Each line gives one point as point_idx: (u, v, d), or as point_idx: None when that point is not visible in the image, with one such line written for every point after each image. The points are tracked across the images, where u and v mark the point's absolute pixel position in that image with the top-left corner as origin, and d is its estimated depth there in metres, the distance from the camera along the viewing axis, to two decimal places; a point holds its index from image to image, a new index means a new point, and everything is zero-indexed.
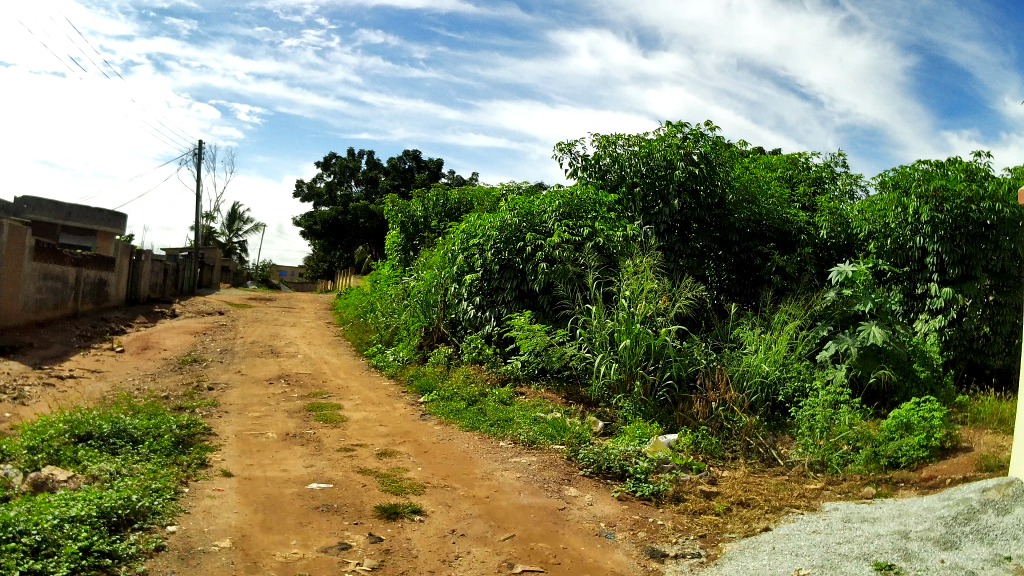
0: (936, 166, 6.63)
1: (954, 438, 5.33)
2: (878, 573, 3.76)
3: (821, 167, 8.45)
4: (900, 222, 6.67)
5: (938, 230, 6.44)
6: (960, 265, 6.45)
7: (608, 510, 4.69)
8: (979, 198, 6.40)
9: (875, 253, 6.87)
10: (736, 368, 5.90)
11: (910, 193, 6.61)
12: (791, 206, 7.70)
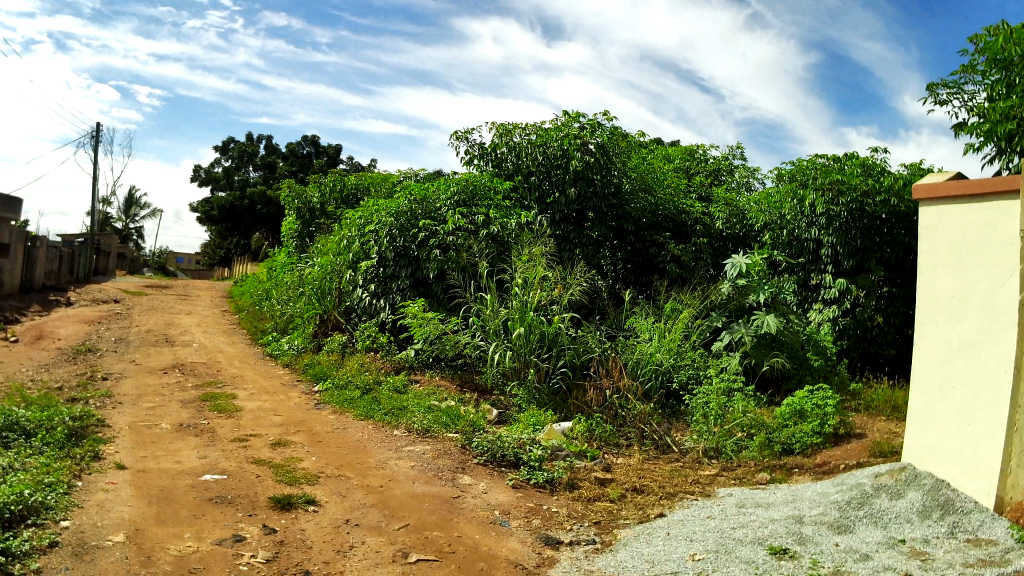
0: (834, 160, 6.73)
1: (847, 425, 5.45)
2: (772, 556, 3.84)
3: (719, 159, 8.65)
4: (795, 214, 6.80)
5: (833, 222, 6.57)
6: (854, 256, 6.56)
7: (502, 498, 4.65)
8: (875, 192, 6.53)
9: (770, 243, 7.00)
10: (630, 356, 5.95)
11: (807, 186, 6.72)
12: (688, 196, 7.78)
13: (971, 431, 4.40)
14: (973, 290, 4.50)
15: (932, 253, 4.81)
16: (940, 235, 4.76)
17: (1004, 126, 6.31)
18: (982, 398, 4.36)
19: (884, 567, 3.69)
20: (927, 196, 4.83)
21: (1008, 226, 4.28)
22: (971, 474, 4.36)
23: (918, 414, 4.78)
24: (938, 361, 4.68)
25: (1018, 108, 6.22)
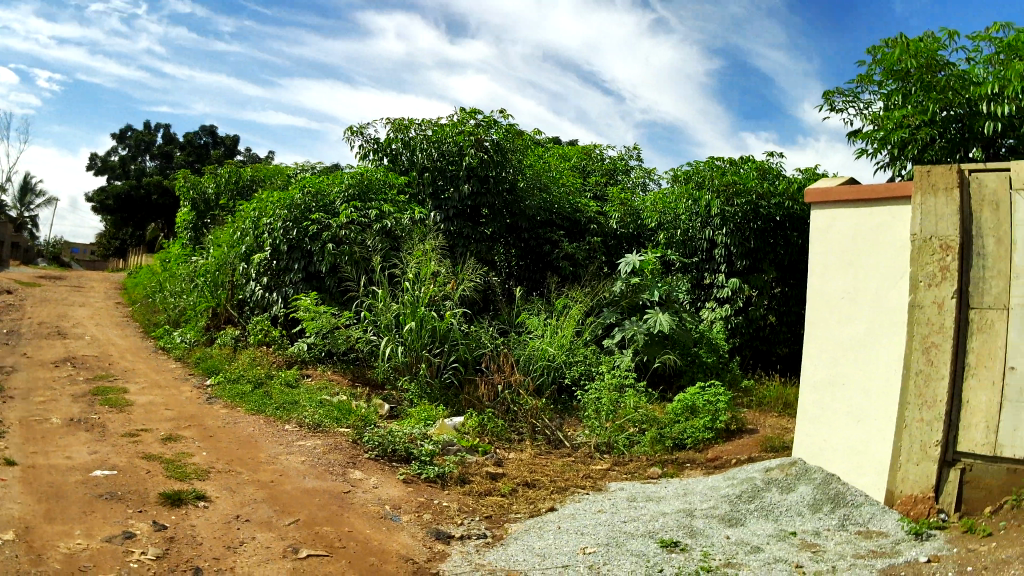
0: (730, 162, 6.84)
1: (740, 420, 5.53)
2: (663, 549, 3.96)
3: (615, 159, 8.84)
4: (690, 214, 6.94)
5: (728, 223, 6.72)
6: (747, 257, 6.79)
7: (393, 493, 4.65)
8: (770, 195, 6.68)
9: (664, 243, 7.17)
10: (522, 352, 6.04)
11: (702, 186, 6.79)
12: (583, 194, 7.93)
13: (860, 428, 4.56)
14: (862, 293, 4.65)
15: (821, 255, 4.89)
16: (830, 239, 4.86)
17: (897, 135, 6.00)
18: (871, 396, 4.53)
19: (775, 559, 3.78)
20: (819, 200, 4.91)
21: (898, 232, 4.48)
22: (861, 469, 4.53)
23: (806, 410, 4.88)
24: (827, 360, 4.79)
25: (911, 117, 5.94)
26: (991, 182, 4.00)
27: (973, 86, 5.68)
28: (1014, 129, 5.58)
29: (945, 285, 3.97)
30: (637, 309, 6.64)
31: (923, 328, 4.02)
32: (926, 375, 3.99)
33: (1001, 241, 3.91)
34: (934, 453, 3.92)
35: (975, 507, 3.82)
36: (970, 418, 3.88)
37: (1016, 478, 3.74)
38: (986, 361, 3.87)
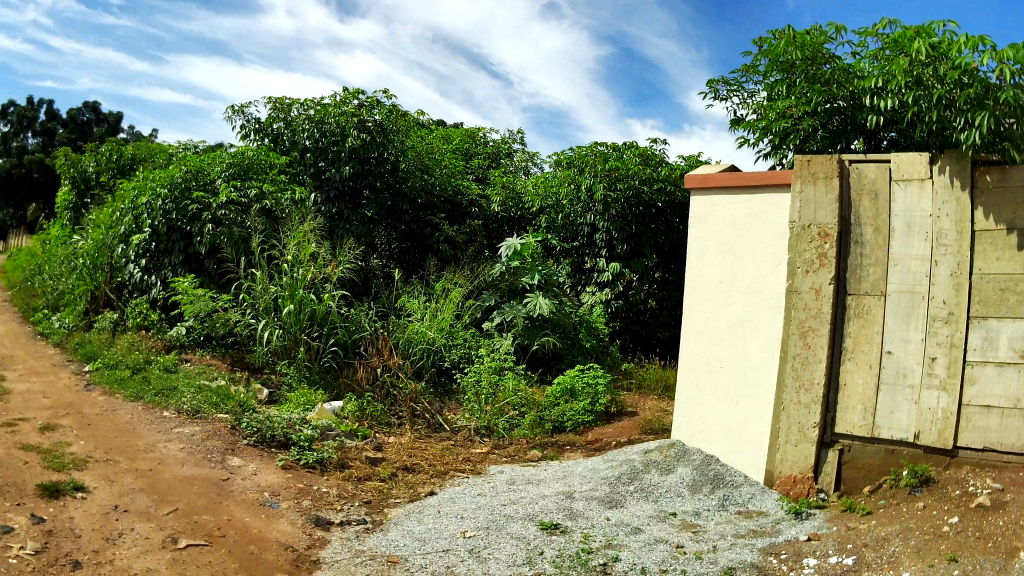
0: (613, 148, 6.88)
1: (619, 402, 5.70)
2: (544, 532, 3.95)
3: (501, 142, 8.94)
4: (572, 198, 7.01)
5: (610, 208, 6.72)
6: (628, 240, 6.83)
7: (272, 479, 4.51)
8: (652, 180, 6.76)
9: (546, 227, 7.21)
10: (400, 335, 5.97)
11: (584, 171, 6.87)
12: (465, 177, 8.01)
13: (739, 410, 4.57)
14: (741, 276, 4.62)
15: (699, 239, 4.81)
16: (709, 223, 4.77)
17: (778, 125, 5.35)
18: (750, 378, 4.54)
19: (655, 539, 3.86)
20: (700, 185, 4.80)
21: (778, 218, 4.48)
22: (740, 450, 4.56)
23: (683, 392, 4.83)
24: (705, 344, 4.74)
25: (795, 108, 5.26)
26: (870, 171, 4.25)
27: (859, 77, 4.95)
28: (898, 122, 4.90)
29: (823, 271, 4.23)
30: (518, 293, 6.75)
31: (800, 312, 4.29)
32: (803, 358, 4.27)
33: (879, 229, 4.18)
34: (811, 434, 4.23)
35: (854, 486, 4.17)
36: (846, 400, 4.20)
37: (892, 458, 4.09)
38: (862, 345, 4.17)
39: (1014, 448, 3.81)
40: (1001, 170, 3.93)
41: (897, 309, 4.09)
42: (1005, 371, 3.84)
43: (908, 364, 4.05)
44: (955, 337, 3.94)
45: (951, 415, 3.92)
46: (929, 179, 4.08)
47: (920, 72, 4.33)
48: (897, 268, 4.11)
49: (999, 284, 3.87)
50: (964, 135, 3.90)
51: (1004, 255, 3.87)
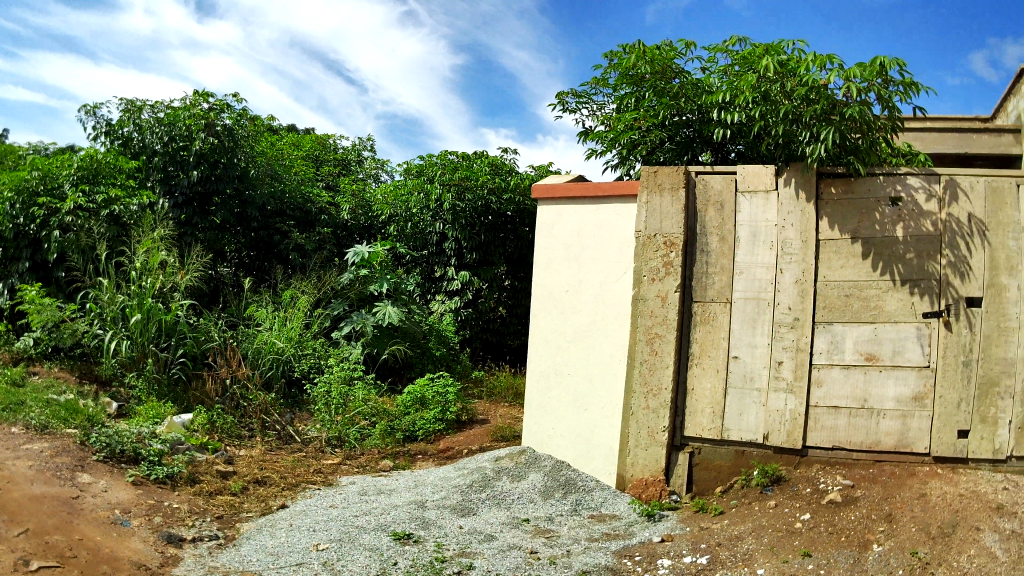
0: (463, 158, 7.00)
1: (470, 411, 5.89)
2: (396, 543, 3.79)
3: (350, 148, 9.18)
4: (421, 207, 6.98)
5: (458, 218, 6.86)
6: (476, 250, 7.01)
7: (123, 496, 4.21)
8: (501, 190, 6.96)
9: (394, 235, 7.27)
10: (248, 345, 5.92)
11: (433, 180, 6.91)
12: (315, 184, 8.07)
13: (588, 415, 4.58)
14: (587, 284, 4.66)
15: (546, 248, 4.82)
16: (557, 232, 4.80)
17: (626, 136, 5.39)
18: (598, 384, 4.57)
19: (509, 545, 3.73)
20: (547, 195, 4.82)
21: (624, 228, 4.54)
22: (590, 455, 4.56)
23: (533, 399, 4.80)
24: (552, 350, 4.76)
25: (643, 120, 5.30)
26: (716, 183, 4.32)
27: (707, 92, 4.97)
28: (744, 135, 4.88)
29: (668, 279, 4.27)
30: (367, 301, 6.80)
31: (646, 319, 4.31)
32: (650, 363, 4.29)
33: (724, 239, 4.26)
34: (661, 438, 4.25)
35: (706, 487, 4.21)
36: (695, 404, 4.25)
37: (742, 459, 4.19)
38: (709, 350, 4.23)
39: (861, 446, 4.04)
40: (845, 182, 4.13)
41: (743, 314, 4.18)
42: (851, 373, 4.05)
43: (755, 368, 4.15)
44: (801, 341, 4.09)
45: (800, 416, 4.07)
46: (774, 191, 4.21)
47: (768, 87, 4.34)
48: (743, 276, 4.20)
49: (845, 291, 4.07)
50: (810, 147, 4.02)
51: (848, 263, 4.08)
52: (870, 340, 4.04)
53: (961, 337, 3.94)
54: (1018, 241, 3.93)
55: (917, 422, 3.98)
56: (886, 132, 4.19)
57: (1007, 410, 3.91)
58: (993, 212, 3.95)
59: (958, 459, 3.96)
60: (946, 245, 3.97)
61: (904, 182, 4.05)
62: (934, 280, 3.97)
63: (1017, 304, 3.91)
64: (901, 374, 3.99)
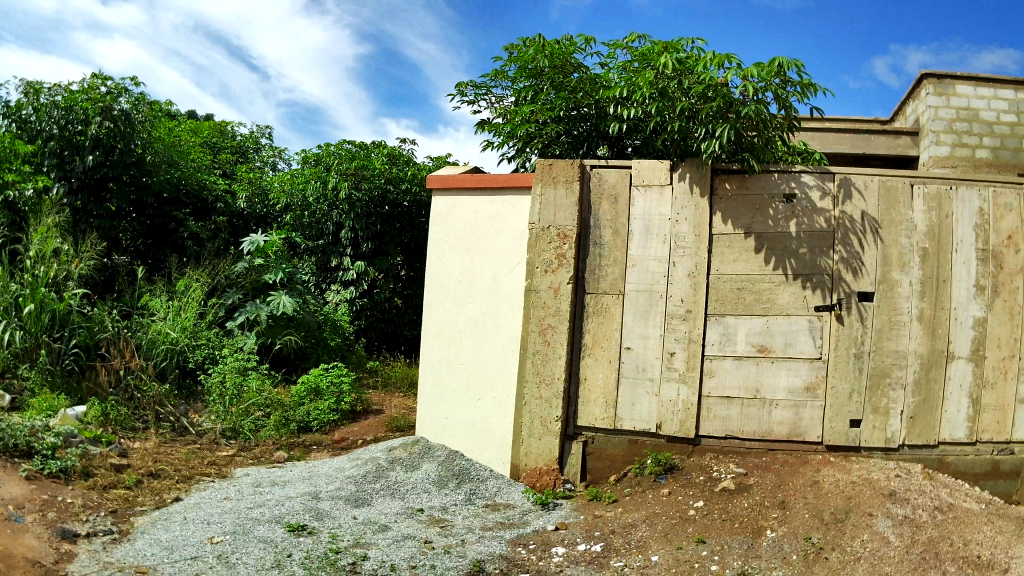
0: (360, 147, 7.14)
1: (364, 401, 5.90)
2: (291, 534, 3.58)
3: (247, 135, 9.10)
4: (318, 196, 7.04)
5: (355, 207, 6.96)
6: (371, 240, 7.11)
7: (15, 491, 3.89)
8: (397, 180, 7.13)
9: (290, 223, 7.23)
10: (142, 335, 5.79)
11: (330, 169, 6.99)
12: (212, 172, 7.97)
13: (481, 405, 4.57)
14: (480, 275, 4.63)
15: (440, 239, 4.75)
16: (451, 223, 4.74)
17: (523, 129, 5.43)
18: (490, 375, 4.56)
19: (403, 535, 3.64)
20: (442, 186, 4.75)
21: (518, 220, 4.53)
22: (484, 444, 4.56)
23: (425, 389, 4.73)
24: (445, 342, 4.69)
25: (539, 113, 5.36)
26: (611, 177, 4.37)
27: (604, 88, 5.08)
28: (639, 131, 5.02)
29: (561, 271, 4.30)
30: (262, 290, 6.77)
31: (539, 310, 4.33)
32: (543, 354, 4.32)
33: (617, 233, 4.32)
34: (554, 427, 4.29)
35: (599, 476, 4.33)
36: (587, 394, 4.33)
37: (635, 448, 4.30)
38: (602, 342, 4.31)
39: (754, 435, 4.19)
40: (740, 179, 4.26)
41: (636, 306, 4.27)
42: (743, 365, 4.19)
43: (647, 359, 4.25)
44: (693, 333, 4.20)
45: (692, 406, 4.20)
46: (669, 185, 4.28)
47: (665, 84, 4.28)
48: (635, 268, 4.28)
49: (737, 284, 4.21)
50: (705, 143, 4.07)
51: (740, 257, 4.21)
52: (763, 333, 4.18)
53: (852, 330, 4.14)
54: (909, 239, 4.17)
55: (810, 412, 4.16)
56: (783, 130, 4.21)
57: (897, 400, 4.15)
58: (886, 210, 4.18)
59: (851, 448, 4.17)
60: (839, 242, 4.17)
61: (798, 180, 4.22)
62: (826, 275, 4.16)
63: (907, 298, 4.16)
64: (794, 365, 4.17)
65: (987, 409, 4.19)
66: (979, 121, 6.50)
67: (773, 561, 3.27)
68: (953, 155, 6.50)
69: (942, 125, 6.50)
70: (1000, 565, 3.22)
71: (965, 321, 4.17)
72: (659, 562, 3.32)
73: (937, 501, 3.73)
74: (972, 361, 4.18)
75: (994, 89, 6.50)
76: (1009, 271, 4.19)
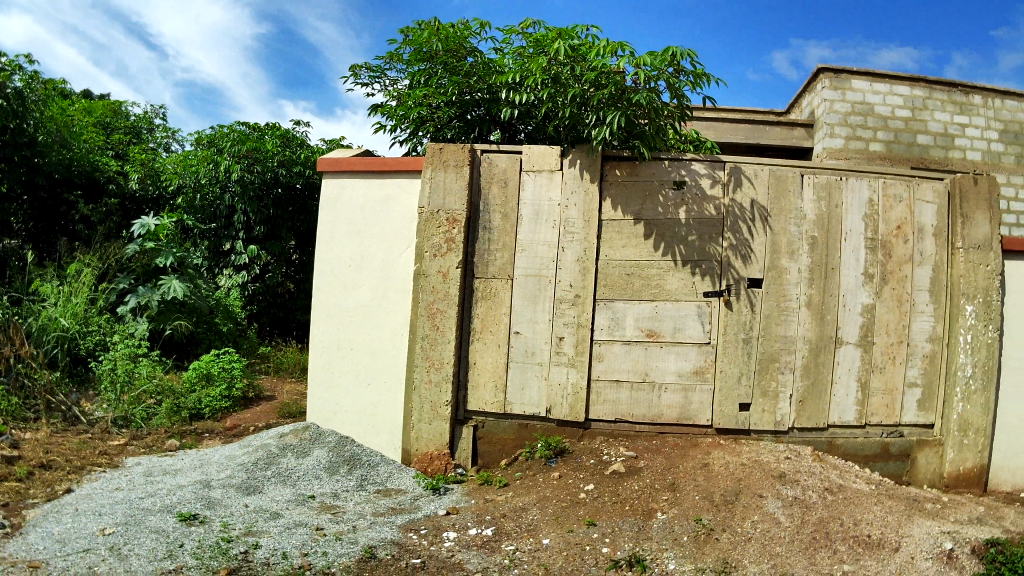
0: (253, 129, 7.20)
1: (256, 388, 5.97)
2: (184, 524, 3.36)
3: (140, 115, 8.86)
4: (211, 179, 7.04)
5: (247, 190, 7.00)
6: (264, 224, 7.17)
7: None
8: (290, 163, 7.20)
9: (182, 206, 7.14)
10: (31, 321, 5.56)
11: (223, 152, 7.02)
12: (104, 153, 7.73)
13: (370, 391, 4.48)
14: (370, 259, 4.51)
15: (328, 223, 4.57)
16: (340, 208, 4.57)
17: (413, 113, 5.14)
18: (381, 359, 4.47)
19: (294, 523, 3.50)
20: (331, 169, 4.56)
21: (408, 204, 4.45)
22: (376, 430, 4.47)
23: (314, 375, 4.57)
24: (335, 327, 4.54)
25: (431, 98, 5.05)
26: (501, 162, 4.36)
27: (495, 73, 4.85)
28: (532, 117, 5.02)
29: (450, 255, 4.27)
30: (152, 275, 6.60)
31: (428, 295, 4.29)
32: (432, 339, 4.29)
33: (507, 217, 4.32)
34: (444, 412, 4.26)
35: (490, 460, 4.34)
36: (477, 378, 4.32)
37: (526, 432, 4.32)
38: (490, 326, 4.31)
39: (644, 418, 4.27)
40: (630, 165, 4.30)
41: (524, 291, 4.28)
42: (632, 349, 4.26)
43: (536, 343, 4.27)
44: (581, 318, 4.24)
45: (581, 390, 4.23)
46: (559, 171, 4.30)
47: (556, 71, 4.16)
48: (524, 253, 4.30)
49: (626, 270, 4.27)
50: (596, 131, 4.08)
51: (629, 244, 4.28)
52: (651, 318, 4.25)
53: (740, 315, 4.24)
54: (798, 227, 4.29)
55: (698, 396, 4.26)
56: (675, 118, 4.22)
57: (786, 384, 4.27)
58: (776, 199, 4.28)
59: (740, 430, 4.28)
60: (727, 229, 4.26)
61: (688, 167, 4.28)
62: (715, 261, 4.25)
63: (795, 285, 4.27)
64: (683, 350, 4.25)
65: (875, 393, 4.34)
66: (873, 116, 6.59)
67: (665, 543, 3.30)
68: (847, 147, 6.58)
69: (837, 118, 6.55)
70: (891, 544, 3.34)
71: (853, 308, 4.31)
72: (550, 545, 3.28)
73: (826, 482, 3.86)
74: (860, 347, 4.32)
75: (889, 85, 6.61)
76: (898, 260, 4.35)
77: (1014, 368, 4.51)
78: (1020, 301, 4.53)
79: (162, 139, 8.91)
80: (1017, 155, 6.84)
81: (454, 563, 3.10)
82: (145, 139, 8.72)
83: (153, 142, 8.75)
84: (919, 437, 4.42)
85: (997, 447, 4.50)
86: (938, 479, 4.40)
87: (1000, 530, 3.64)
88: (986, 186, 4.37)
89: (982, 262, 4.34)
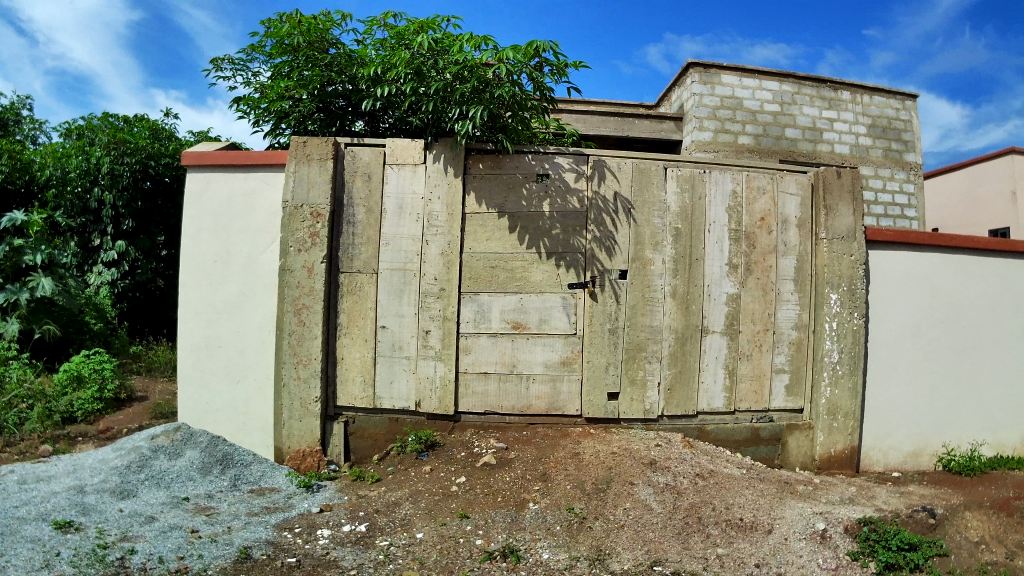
0: (123, 121, 7.02)
1: (128, 388, 5.76)
2: (59, 533, 3.13)
3: (7, 106, 8.48)
4: (81, 171, 6.77)
5: (117, 183, 6.77)
6: (133, 218, 6.95)
7: None
8: (159, 155, 6.97)
9: (52, 200, 6.88)
10: None
11: (94, 142, 6.76)
12: None
13: (240, 388, 4.31)
14: (235, 255, 4.32)
15: (193, 217, 4.34)
16: (205, 201, 4.34)
17: (274, 107, 4.63)
18: (249, 358, 4.31)
19: (169, 526, 3.32)
20: (196, 163, 4.33)
21: (272, 197, 4.31)
22: (246, 428, 4.31)
23: (183, 375, 4.33)
24: (202, 324, 4.33)
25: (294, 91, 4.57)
26: (365, 155, 4.31)
27: (360, 65, 4.45)
28: (396, 108, 4.59)
29: (315, 250, 4.18)
30: (19, 275, 6.21)
31: (293, 290, 4.18)
32: (298, 335, 4.18)
33: (370, 211, 4.28)
34: (315, 408, 4.18)
35: (362, 455, 4.27)
36: (345, 373, 4.27)
37: (396, 426, 4.28)
38: (356, 321, 4.27)
39: (514, 409, 4.31)
40: (493, 159, 4.33)
41: (389, 286, 4.27)
42: (499, 341, 4.30)
43: (402, 337, 4.27)
44: (447, 311, 4.26)
45: (449, 382, 4.25)
46: (422, 165, 4.30)
47: (420, 63, 4.12)
48: (388, 247, 4.27)
49: (490, 263, 4.30)
50: (459, 125, 4.05)
51: (494, 237, 4.31)
52: (516, 310, 4.31)
53: (606, 306, 4.34)
54: (661, 219, 4.41)
55: (566, 386, 4.33)
56: (537, 110, 4.26)
57: (654, 372, 4.38)
58: (640, 192, 4.39)
59: (610, 419, 4.36)
60: (592, 221, 4.35)
61: (552, 161, 4.35)
62: (580, 254, 4.33)
63: (660, 276, 4.39)
64: (549, 341, 4.33)
65: (743, 380, 4.49)
66: (741, 109, 6.79)
67: (538, 532, 3.34)
68: (715, 141, 6.74)
69: (705, 112, 6.71)
70: (763, 526, 3.47)
71: (718, 298, 4.46)
72: (425, 539, 3.27)
73: (698, 467, 3.99)
74: (727, 336, 4.47)
75: (757, 81, 6.85)
76: (762, 250, 4.52)
77: (879, 353, 4.73)
78: (884, 288, 4.75)
79: (30, 131, 8.58)
80: (883, 149, 7.19)
81: (330, 560, 3.05)
82: (12, 132, 8.38)
83: (20, 134, 8.47)
84: (789, 421, 4.57)
85: (867, 429, 4.72)
86: (810, 461, 4.56)
87: (871, 509, 3.80)
88: (848, 179, 4.57)
89: (845, 252, 4.55)
